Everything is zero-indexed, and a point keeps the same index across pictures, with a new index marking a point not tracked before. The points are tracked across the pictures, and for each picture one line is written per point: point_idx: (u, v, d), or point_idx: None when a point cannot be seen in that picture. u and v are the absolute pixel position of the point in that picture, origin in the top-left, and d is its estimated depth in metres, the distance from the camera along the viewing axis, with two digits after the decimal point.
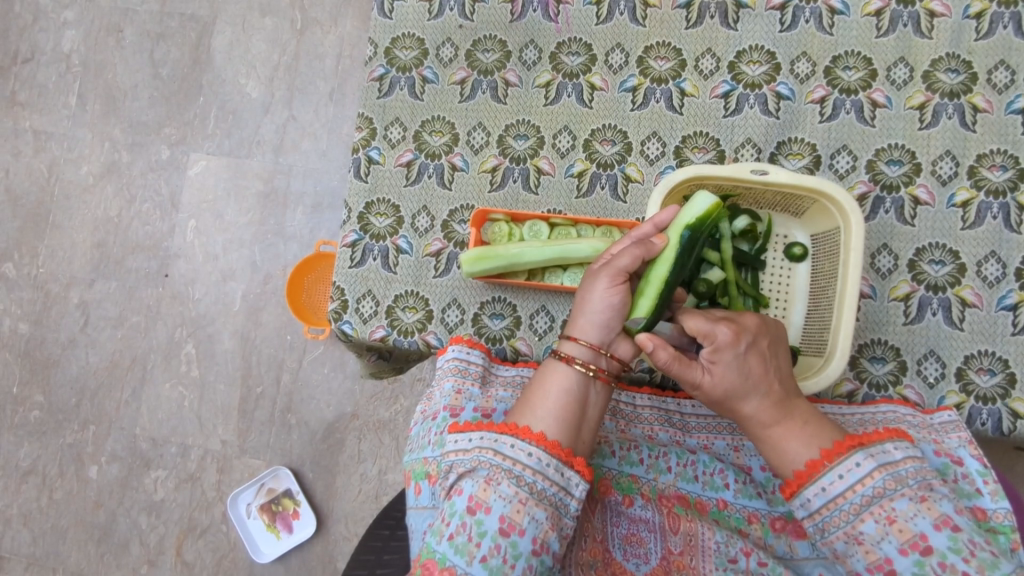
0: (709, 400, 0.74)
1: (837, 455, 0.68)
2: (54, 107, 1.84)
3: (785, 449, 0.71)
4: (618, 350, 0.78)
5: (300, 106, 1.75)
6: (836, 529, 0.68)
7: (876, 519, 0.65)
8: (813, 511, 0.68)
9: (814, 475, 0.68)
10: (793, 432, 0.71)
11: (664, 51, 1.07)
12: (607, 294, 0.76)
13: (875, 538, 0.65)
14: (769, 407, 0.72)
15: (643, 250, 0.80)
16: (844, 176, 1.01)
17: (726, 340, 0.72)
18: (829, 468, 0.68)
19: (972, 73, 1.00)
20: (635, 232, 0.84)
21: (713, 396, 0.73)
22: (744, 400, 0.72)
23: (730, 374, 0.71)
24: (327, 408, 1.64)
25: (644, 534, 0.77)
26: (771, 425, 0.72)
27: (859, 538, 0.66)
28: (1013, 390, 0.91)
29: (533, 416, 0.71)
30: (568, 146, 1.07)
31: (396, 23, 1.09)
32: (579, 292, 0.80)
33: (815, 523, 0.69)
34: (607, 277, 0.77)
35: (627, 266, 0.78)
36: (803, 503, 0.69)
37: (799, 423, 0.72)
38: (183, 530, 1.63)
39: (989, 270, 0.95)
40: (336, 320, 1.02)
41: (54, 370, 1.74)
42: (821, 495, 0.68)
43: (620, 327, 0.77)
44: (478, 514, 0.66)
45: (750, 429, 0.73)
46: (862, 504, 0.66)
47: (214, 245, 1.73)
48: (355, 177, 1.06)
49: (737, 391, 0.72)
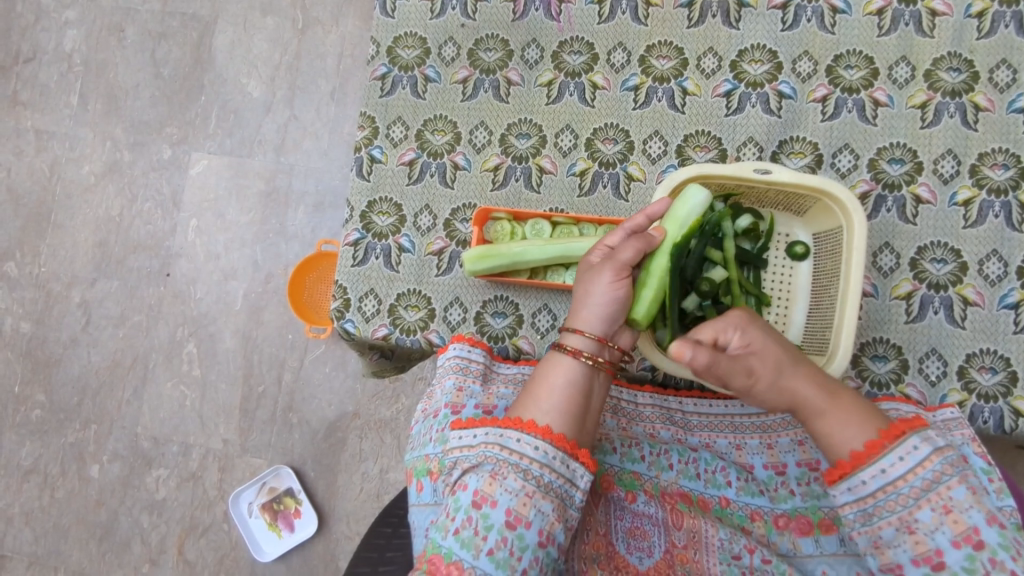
0: (767, 387, 0.72)
1: (895, 436, 0.68)
2: (55, 106, 1.84)
3: (846, 421, 0.70)
4: (618, 342, 0.80)
5: (302, 105, 1.75)
6: (888, 514, 0.67)
7: (933, 507, 0.66)
8: (864, 495, 0.68)
9: (874, 456, 0.68)
10: (846, 402, 0.71)
11: (666, 50, 1.07)
12: (612, 287, 0.77)
13: (928, 528, 0.66)
14: (816, 378, 0.73)
15: (643, 244, 0.82)
16: (846, 175, 1.01)
17: (745, 319, 0.74)
18: (890, 450, 0.68)
19: (974, 71, 1.00)
20: (631, 223, 0.85)
21: (769, 375, 0.72)
22: (792, 374, 0.72)
23: (770, 345, 0.73)
24: (328, 407, 1.64)
25: (647, 527, 0.77)
26: (826, 399, 0.71)
27: (913, 526, 0.66)
28: (1015, 388, 0.91)
29: (538, 409, 0.71)
30: (570, 145, 1.07)
31: (398, 22, 1.09)
32: (578, 286, 0.80)
33: (862, 509, 0.69)
34: (612, 270, 0.78)
35: (629, 261, 0.79)
36: (855, 487, 0.69)
37: (846, 391, 0.73)
38: (185, 528, 1.63)
39: (991, 268, 0.95)
40: (339, 318, 1.02)
41: (56, 369, 1.74)
42: (880, 478, 0.68)
43: (620, 320, 0.79)
44: (484, 508, 0.66)
45: (809, 412, 0.72)
46: (920, 490, 0.67)
47: (216, 245, 1.74)
48: (358, 176, 1.07)
49: (784, 364, 0.72)
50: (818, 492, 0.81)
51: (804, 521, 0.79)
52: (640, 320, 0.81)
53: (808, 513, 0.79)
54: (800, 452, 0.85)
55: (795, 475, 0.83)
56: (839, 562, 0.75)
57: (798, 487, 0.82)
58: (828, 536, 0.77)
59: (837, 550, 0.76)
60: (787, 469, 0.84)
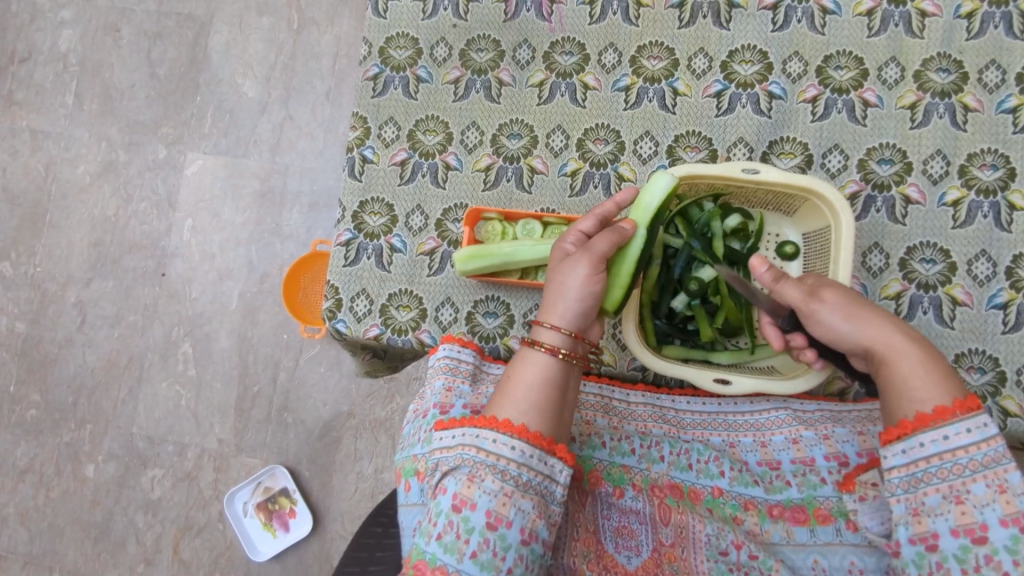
0: (839, 315, 0.76)
1: (968, 409, 0.66)
2: (51, 106, 1.84)
3: (927, 365, 0.70)
4: (589, 335, 0.82)
5: (297, 105, 1.75)
6: (937, 482, 0.66)
7: (988, 484, 0.64)
8: (916, 459, 0.67)
9: (938, 421, 0.66)
10: (930, 354, 0.71)
11: (657, 51, 1.07)
12: (587, 281, 0.78)
13: (979, 502, 0.64)
14: (899, 326, 0.74)
15: (617, 236, 0.84)
16: (835, 175, 1.02)
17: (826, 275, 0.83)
18: (958, 419, 0.66)
19: (964, 72, 1.00)
20: (600, 210, 0.87)
21: (842, 306, 0.77)
22: (869, 315, 0.76)
23: (848, 290, 0.79)
24: (323, 406, 1.65)
25: (635, 526, 0.78)
26: (908, 341, 0.72)
27: (961, 498, 0.65)
28: (1004, 388, 0.91)
29: (513, 408, 0.71)
30: (562, 145, 1.08)
31: (391, 23, 1.10)
32: (553, 276, 0.81)
33: (910, 474, 0.67)
34: (589, 264, 0.79)
35: (604, 252, 0.81)
36: (909, 449, 0.67)
37: (940, 356, 0.71)
38: (180, 528, 1.63)
39: (980, 268, 0.96)
40: (331, 317, 1.02)
41: (51, 369, 1.74)
42: (939, 443, 0.66)
43: (593, 314, 0.81)
44: (464, 511, 0.67)
45: (885, 351, 0.73)
46: (979, 465, 0.65)
47: (211, 244, 1.74)
48: (349, 176, 1.07)
49: (858, 305, 0.77)
50: (814, 482, 0.80)
51: (800, 511, 0.78)
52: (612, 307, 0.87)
53: (803, 504, 0.79)
54: (794, 449, 0.85)
55: (790, 469, 0.83)
56: (833, 552, 0.75)
57: (794, 479, 0.81)
58: (824, 527, 0.76)
59: (832, 540, 0.75)
60: (780, 464, 0.84)
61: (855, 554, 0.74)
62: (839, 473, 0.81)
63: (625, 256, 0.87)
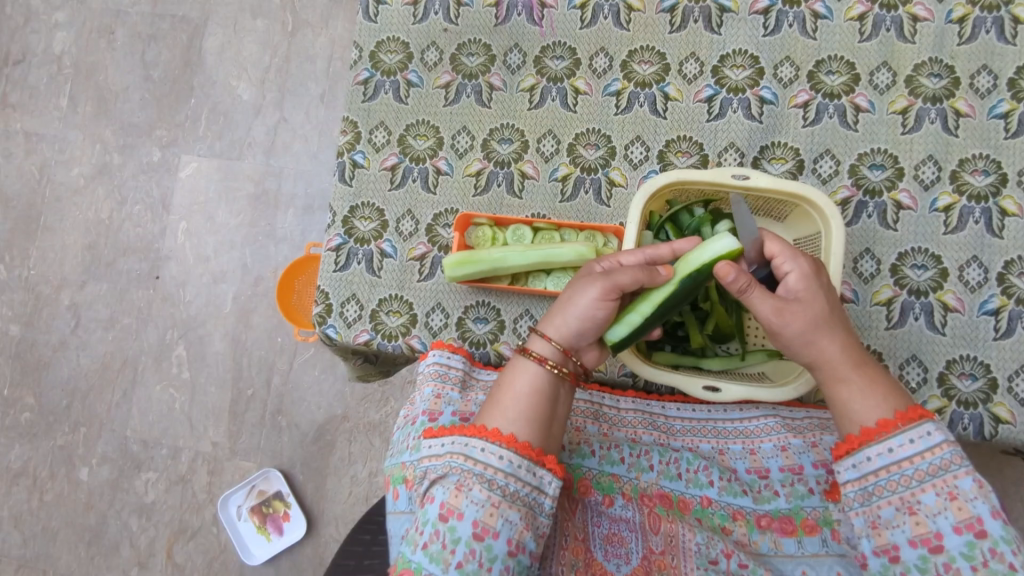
0: (799, 326, 0.74)
1: (909, 420, 0.69)
2: (45, 109, 1.84)
3: (869, 394, 0.72)
4: (584, 357, 0.81)
5: (291, 108, 1.75)
6: (888, 494, 0.68)
7: (937, 492, 0.66)
8: (866, 473, 0.69)
9: (883, 434, 0.69)
10: (874, 378, 0.73)
11: (648, 56, 1.07)
12: (594, 305, 0.76)
13: (931, 511, 0.66)
14: (850, 347, 0.75)
15: (646, 276, 0.78)
16: (827, 180, 1.01)
17: (810, 269, 0.77)
18: (901, 431, 0.68)
19: (955, 77, 1.00)
20: (651, 251, 0.83)
21: (806, 318, 0.74)
22: (827, 334, 0.75)
23: (820, 299, 0.75)
24: (317, 410, 1.64)
25: (625, 533, 0.77)
26: (853, 367, 0.74)
27: (914, 508, 0.67)
28: (995, 395, 0.91)
29: (502, 418, 0.71)
30: (553, 150, 1.07)
31: (382, 27, 1.09)
32: (568, 289, 0.79)
33: (862, 487, 0.70)
34: (602, 288, 0.75)
35: (623, 285, 0.76)
36: (859, 463, 0.70)
37: (882, 384, 0.73)
38: (174, 532, 1.63)
39: (971, 274, 0.95)
40: (321, 323, 1.02)
41: (45, 372, 1.74)
42: (885, 456, 0.68)
43: (592, 337, 0.79)
44: (450, 521, 0.66)
45: (829, 374, 0.74)
46: (926, 474, 0.67)
47: (205, 247, 1.73)
48: (340, 181, 1.07)
49: (822, 322, 0.74)
50: (802, 492, 0.80)
51: (788, 522, 0.78)
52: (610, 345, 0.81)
53: (791, 514, 0.79)
54: (782, 457, 0.84)
55: (779, 478, 0.83)
56: (820, 563, 0.75)
57: (782, 488, 0.81)
58: (810, 537, 0.76)
59: (819, 551, 0.76)
60: (770, 473, 0.84)
61: (842, 564, 0.74)
62: (827, 482, 0.81)
63: (648, 298, 0.82)
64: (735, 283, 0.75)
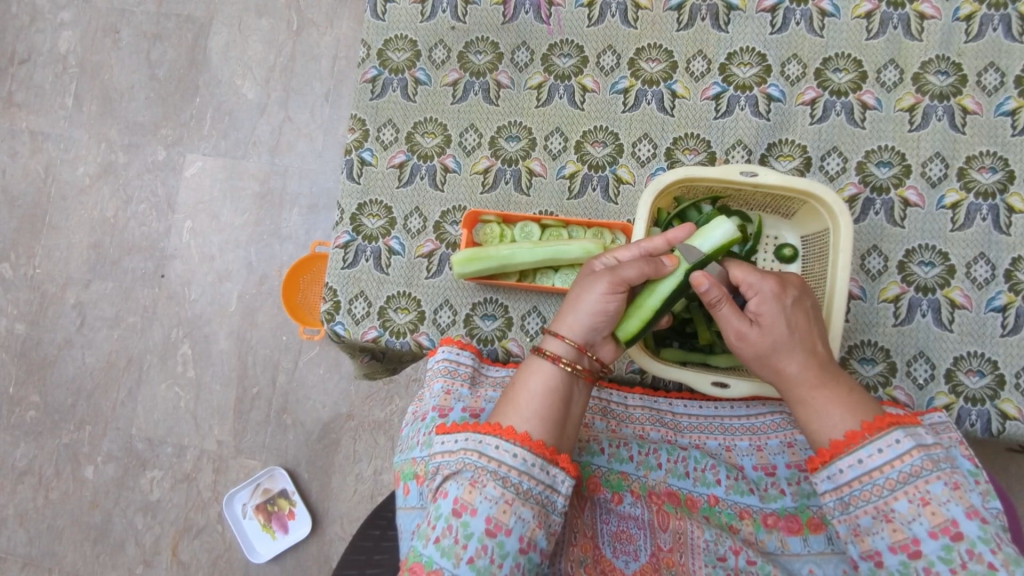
0: (753, 353, 0.77)
1: (877, 430, 0.69)
2: (50, 108, 1.84)
3: (828, 414, 0.72)
4: (600, 353, 0.80)
5: (297, 106, 1.75)
6: (864, 504, 0.69)
7: (910, 499, 0.66)
8: (841, 484, 0.70)
9: (853, 446, 0.69)
10: (833, 397, 0.73)
11: (655, 53, 1.07)
12: (604, 300, 0.76)
13: (905, 518, 0.66)
14: (813, 366, 0.74)
15: (652, 269, 0.79)
16: (834, 178, 1.02)
17: (773, 292, 0.77)
18: (869, 441, 0.69)
19: (962, 75, 1.00)
20: (646, 244, 0.82)
21: (759, 348, 0.76)
22: (785, 357, 0.75)
23: (779, 323, 0.75)
24: (322, 409, 1.64)
25: (633, 531, 0.78)
26: (812, 390, 0.74)
27: (889, 516, 0.67)
28: (1002, 391, 0.91)
29: (517, 416, 0.71)
30: (560, 148, 1.07)
31: (389, 25, 1.10)
32: (575, 288, 0.80)
33: (840, 497, 0.70)
34: (607, 283, 0.76)
35: (629, 279, 0.77)
36: (833, 475, 0.70)
37: (845, 404, 0.72)
38: (179, 529, 1.63)
39: (978, 271, 0.96)
40: (329, 320, 1.02)
41: (51, 370, 1.74)
42: (857, 467, 0.69)
43: (606, 332, 0.79)
44: (464, 516, 0.67)
45: (789, 395, 0.76)
46: (897, 482, 0.67)
47: (210, 246, 1.74)
48: (348, 179, 1.07)
49: (779, 346, 0.75)
50: (807, 491, 0.81)
51: (793, 521, 0.79)
52: (625, 338, 0.81)
53: (797, 513, 0.79)
54: (789, 453, 0.85)
55: (785, 476, 0.83)
56: (826, 561, 0.75)
57: (788, 487, 0.82)
58: (816, 535, 0.77)
59: (825, 549, 0.76)
60: (777, 470, 0.84)
61: (847, 562, 0.74)
62: None
63: (654, 290, 0.82)
64: (709, 294, 0.77)
